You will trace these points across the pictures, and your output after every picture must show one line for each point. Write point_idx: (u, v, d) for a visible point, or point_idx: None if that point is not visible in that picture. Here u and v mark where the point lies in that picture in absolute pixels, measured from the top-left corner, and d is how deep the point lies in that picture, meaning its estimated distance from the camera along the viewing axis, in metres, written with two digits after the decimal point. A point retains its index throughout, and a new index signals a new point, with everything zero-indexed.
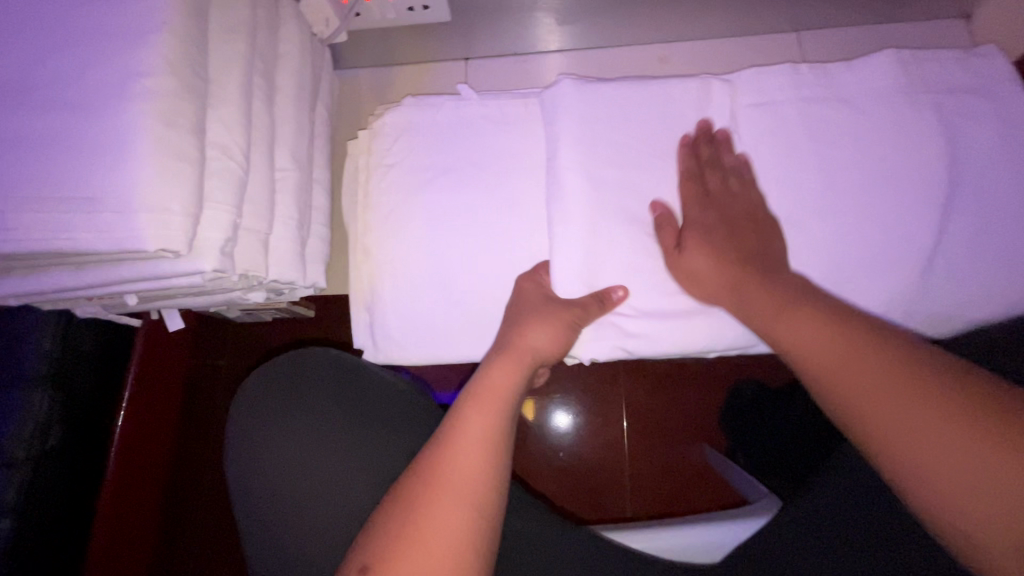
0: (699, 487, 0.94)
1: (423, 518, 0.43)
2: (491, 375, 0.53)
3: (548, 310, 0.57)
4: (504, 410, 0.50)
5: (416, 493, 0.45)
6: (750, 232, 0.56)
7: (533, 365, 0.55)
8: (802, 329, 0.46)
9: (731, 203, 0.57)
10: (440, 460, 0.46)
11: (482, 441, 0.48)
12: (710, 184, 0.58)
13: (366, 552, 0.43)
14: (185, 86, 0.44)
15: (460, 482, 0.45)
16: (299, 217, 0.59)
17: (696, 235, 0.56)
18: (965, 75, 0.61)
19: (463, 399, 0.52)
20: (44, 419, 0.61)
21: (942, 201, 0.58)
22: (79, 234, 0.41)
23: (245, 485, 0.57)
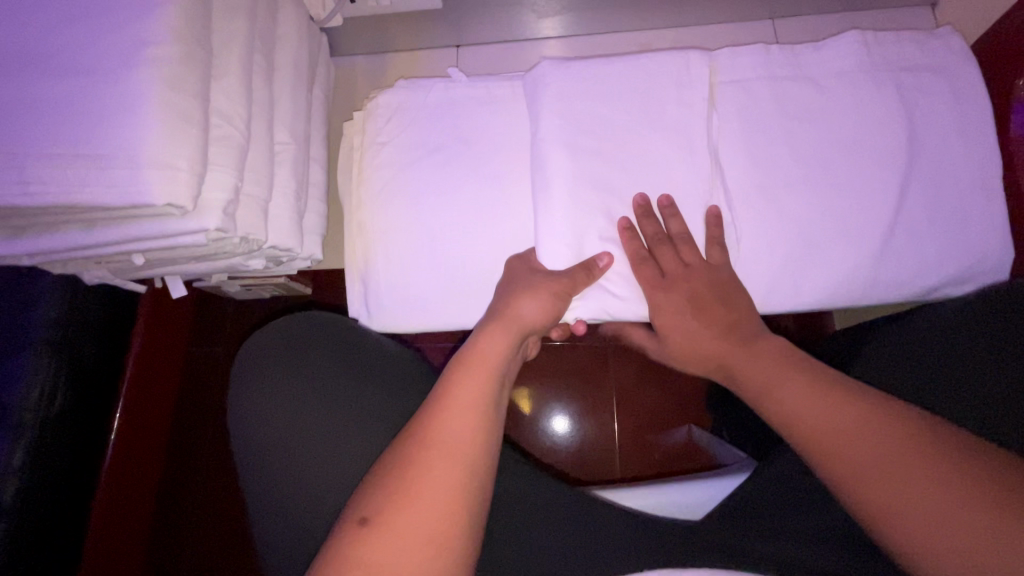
0: (682, 456, 0.98)
1: (419, 471, 0.44)
2: (483, 341, 0.54)
3: (537, 282, 0.58)
4: (496, 375, 0.51)
5: (411, 448, 0.45)
6: (719, 305, 0.57)
7: (524, 334, 0.56)
8: (794, 392, 0.49)
9: (692, 277, 0.59)
10: (434, 419, 0.47)
11: (475, 401, 0.48)
12: (663, 263, 0.60)
13: (364, 505, 0.42)
14: (191, 55, 0.47)
15: (454, 438, 0.45)
16: (296, 188, 0.62)
17: (671, 322, 0.59)
18: (925, 54, 0.65)
19: (455, 364, 0.52)
20: (51, 381, 0.64)
21: (901, 171, 0.61)
22: (92, 189, 0.44)
23: (251, 453, 0.59)
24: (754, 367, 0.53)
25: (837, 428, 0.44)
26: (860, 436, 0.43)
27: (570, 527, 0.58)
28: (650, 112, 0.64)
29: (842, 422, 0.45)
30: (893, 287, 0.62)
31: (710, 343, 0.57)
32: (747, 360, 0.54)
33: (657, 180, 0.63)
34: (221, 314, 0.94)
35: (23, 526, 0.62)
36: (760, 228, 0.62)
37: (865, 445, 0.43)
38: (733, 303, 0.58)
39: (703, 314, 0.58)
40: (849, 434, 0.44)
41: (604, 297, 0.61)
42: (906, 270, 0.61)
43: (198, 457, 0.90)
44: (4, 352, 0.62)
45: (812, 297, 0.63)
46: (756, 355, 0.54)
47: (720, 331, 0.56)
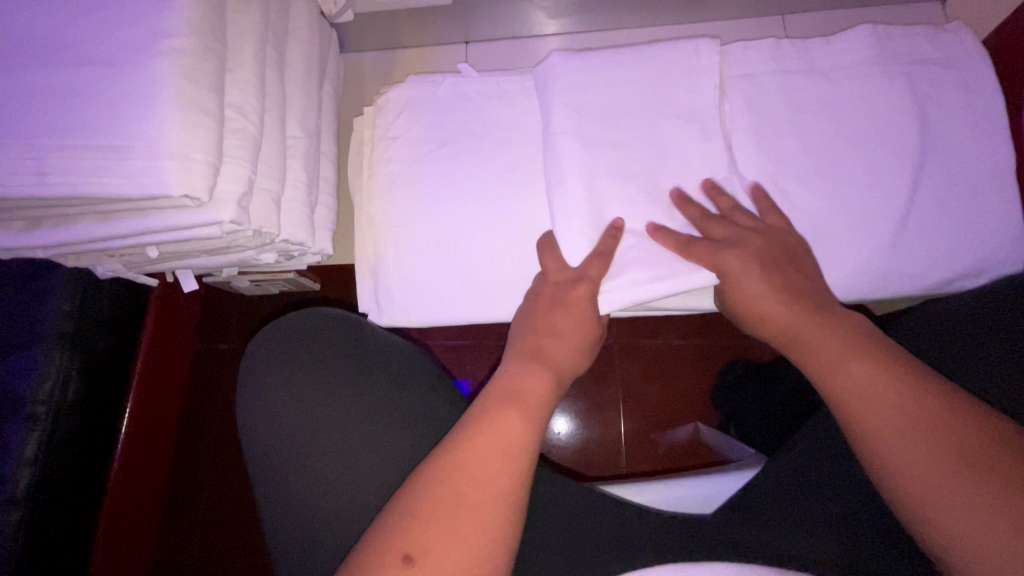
0: (688, 453, 0.98)
1: (464, 507, 0.44)
2: (525, 375, 0.54)
3: (569, 312, 0.59)
4: (535, 413, 0.51)
5: (456, 483, 0.45)
6: (782, 266, 0.56)
7: (562, 377, 0.56)
8: (859, 377, 0.46)
9: (750, 238, 0.57)
10: (473, 458, 0.46)
11: (515, 443, 0.48)
12: (717, 232, 0.59)
13: (408, 539, 0.42)
14: (206, 46, 0.47)
15: (498, 477, 0.45)
16: (308, 182, 0.62)
17: (738, 269, 0.55)
18: (935, 48, 0.65)
19: (495, 393, 0.52)
20: (64, 373, 0.65)
21: (912, 164, 0.62)
22: (109, 179, 0.44)
23: (264, 453, 0.58)
24: (814, 344, 0.50)
25: (881, 428, 0.44)
26: (917, 438, 0.43)
27: (580, 520, 0.57)
28: (663, 104, 0.64)
29: (899, 421, 0.44)
30: (906, 280, 0.62)
31: (772, 312, 0.53)
32: (805, 336, 0.51)
33: (670, 172, 0.63)
34: (230, 310, 0.94)
35: (35, 519, 0.62)
36: None
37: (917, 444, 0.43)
38: (794, 267, 0.56)
39: (769, 274, 0.55)
40: (913, 439, 0.43)
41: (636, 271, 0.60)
42: (919, 262, 0.61)
43: (206, 452, 0.91)
44: (18, 343, 0.63)
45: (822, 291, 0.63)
46: (820, 324, 0.51)
47: (785, 297, 0.53)
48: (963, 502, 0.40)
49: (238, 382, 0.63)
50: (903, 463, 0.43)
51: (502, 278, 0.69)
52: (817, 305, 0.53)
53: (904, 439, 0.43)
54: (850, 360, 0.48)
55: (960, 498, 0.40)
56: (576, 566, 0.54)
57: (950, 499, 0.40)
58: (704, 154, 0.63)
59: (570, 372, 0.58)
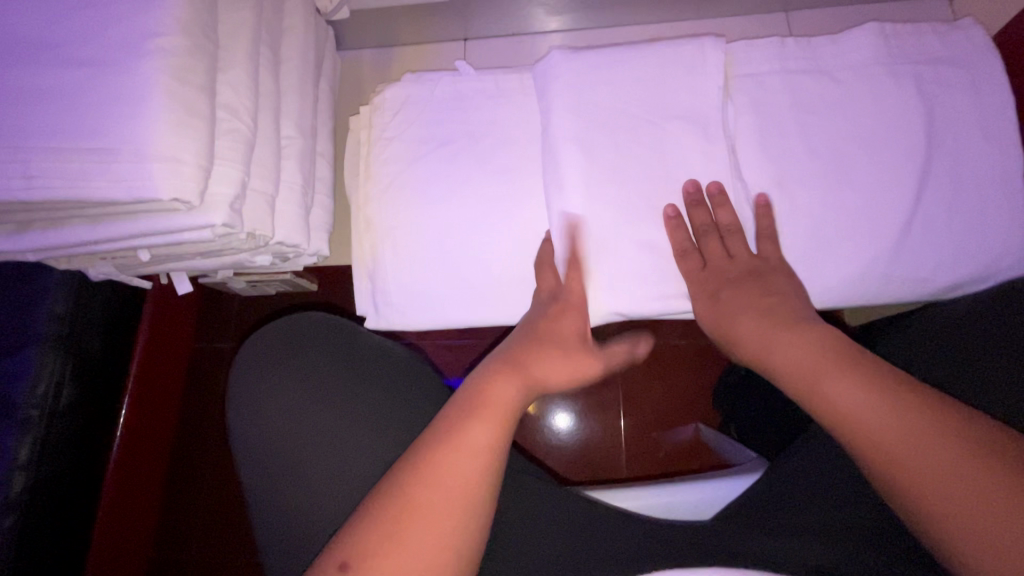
0: (688, 456, 0.97)
1: (410, 522, 0.41)
2: (500, 377, 0.51)
3: (575, 351, 0.56)
4: (504, 419, 0.47)
5: (403, 497, 0.42)
6: (762, 292, 0.56)
7: (538, 390, 0.53)
8: (851, 393, 0.43)
9: (732, 267, 0.59)
10: (432, 463, 0.44)
11: (479, 450, 0.45)
12: (708, 254, 0.60)
13: (348, 548, 0.40)
14: (196, 46, 0.46)
15: (453, 494, 0.42)
16: (303, 183, 0.61)
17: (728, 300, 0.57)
18: (944, 47, 0.64)
19: (462, 400, 0.48)
20: (57, 377, 0.64)
21: (919, 166, 0.61)
22: (96, 182, 0.43)
23: (254, 464, 0.58)
24: (796, 351, 0.48)
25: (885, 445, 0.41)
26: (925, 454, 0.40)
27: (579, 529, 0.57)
28: (665, 103, 0.63)
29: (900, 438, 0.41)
30: (911, 283, 0.61)
31: (751, 330, 0.53)
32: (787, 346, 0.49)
33: (672, 173, 0.62)
34: (227, 310, 0.94)
35: (29, 522, 0.62)
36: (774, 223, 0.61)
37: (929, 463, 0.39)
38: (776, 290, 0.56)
39: (749, 299, 0.56)
40: (915, 444, 0.40)
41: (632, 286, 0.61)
42: (925, 265, 0.60)
43: (203, 453, 0.90)
44: (12, 346, 0.62)
45: (825, 294, 0.62)
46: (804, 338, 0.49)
47: (765, 317, 0.53)
48: (969, 489, 0.38)
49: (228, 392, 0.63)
50: (903, 472, 0.40)
51: (501, 280, 0.68)
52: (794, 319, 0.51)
53: (907, 444, 0.40)
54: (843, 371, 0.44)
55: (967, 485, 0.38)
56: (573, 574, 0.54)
57: (961, 486, 0.38)
58: (707, 154, 0.62)
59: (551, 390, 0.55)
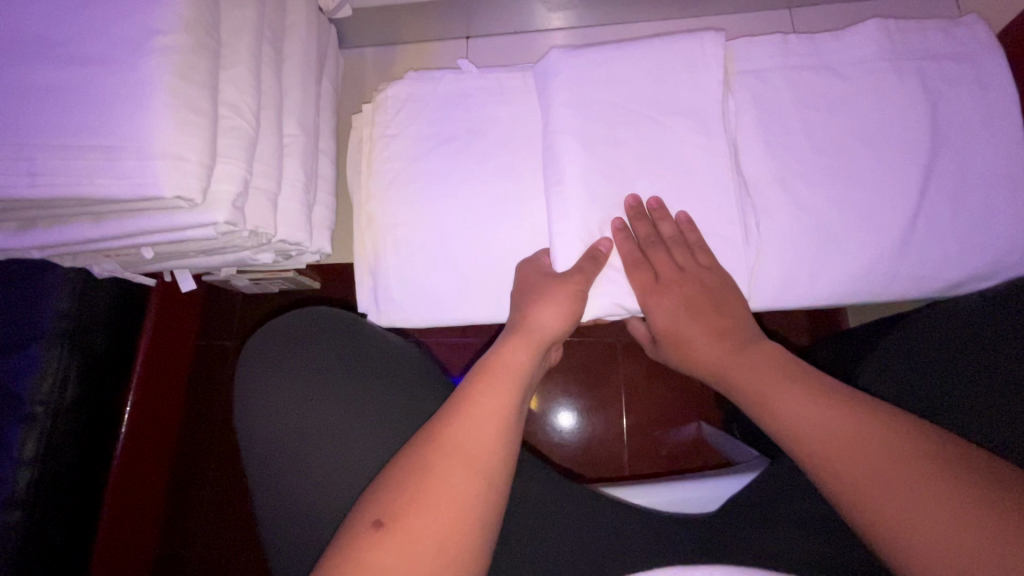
0: (691, 454, 0.97)
1: (436, 474, 0.45)
2: (505, 352, 0.56)
3: (558, 283, 0.58)
4: (515, 386, 0.53)
5: (428, 453, 0.46)
6: (710, 311, 0.57)
7: (543, 346, 0.58)
8: (799, 416, 0.46)
9: (682, 279, 0.59)
10: (457, 426, 0.48)
11: (497, 412, 0.50)
12: (657, 266, 0.60)
13: (381, 507, 0.44)
14: (200, 44, 0.46)
15: (474, 447, 0.47)
16: (306, 181, 0.61)
17: (673, 320, 0.58)
18: (947, 42, 0.64)
19: (475, 372, 0.54)
20: (62, 373, 0.64)
21: (924, 163, 0.60)
22: (99, 180, 0.43)
23: (260, 447, 0.58)
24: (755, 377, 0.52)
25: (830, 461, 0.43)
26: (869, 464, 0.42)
27: (583, 526, 0.56)
28: (666, 100, 0.62)
29: (846, 451, 0.43)
30: (915, 281, 0.61)
31: (704, 351, 0.57)
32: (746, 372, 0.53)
33: (674, 170, 0.62)
34: (231, 307, 0.94)
35: (36, 516, 0.62)
36: (776, 220, 0.61)
37: (870, 475, 0.42)
38: (724, 304, 0.58)
39: (699, 321, 0.57)
40: (865, 460, 0.42)
41: (621, 289, 0.61)
42: (929, 262, 0.60)
43: (208, 449, 0.91)
44: (18, 342, 0.63)
45: (828, 292, 0.61)
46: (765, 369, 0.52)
47: (716, 338, 0.56)
48: (916, 496, 0.40)
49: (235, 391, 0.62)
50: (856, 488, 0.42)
51: (502, 278, 0.68)
52: (743, 345, 0.55)
53: (856, 459, 0.43)
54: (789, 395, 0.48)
55: (910, 493, 0.40)
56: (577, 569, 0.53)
57: (904, 495, 0.40)
58: (709, 151, 0.62)
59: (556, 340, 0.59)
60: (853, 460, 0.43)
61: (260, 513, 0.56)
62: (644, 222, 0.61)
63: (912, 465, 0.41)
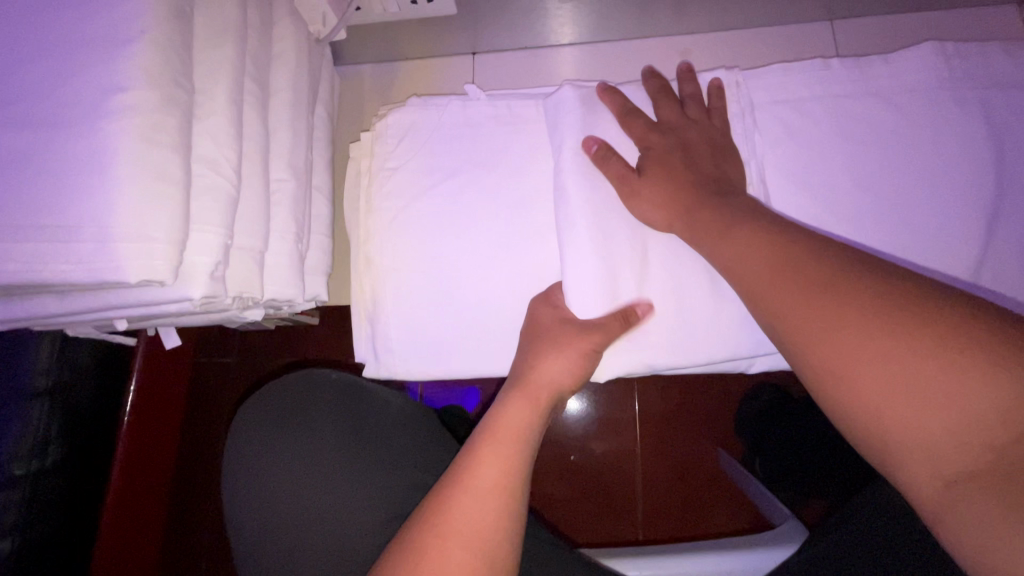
0: (714, 497, 0.90)
1: (429, 563, 0.38)
2: (507, 410, 0.49)
3: (575, 335, 0.52)
4: (519, 452, 0.46)
5: (418, 537, 0.40)
6: (706, 158, 0.53)
7: (551, 401, 0.51)
8: (741, 250, 0.44)
9: (686, 126, 0.55)
10: (450, 503, 0.41)
11: (496, 484, 0.43)
12: (661, 112, 0.56)
13: None
14: (168, 98, 0.40)
15: (473, 526, 0.40)
16: (297, 230, 0.56)
17: (657, 158, 0.53)
18: (1014, 69, 0.56)
19: (475, 435, 0.47)
20: (41, 437, 0.60)
21: (987, 209, 0.54)
22: (55, 265, 0.38)
23: (245, 531, 0.52)
24: (835, 342, 0.36)
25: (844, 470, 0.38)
26: (799, 283, 0.39)
27: None
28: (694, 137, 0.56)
29: (774, 276, 0.41)
30: None
31: (665, 188, 0.51)
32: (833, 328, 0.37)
33: None
34: (223, 341, 0.88)
35: None
36: None
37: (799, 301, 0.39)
38: (723, 164, 0.53)
39: (689, 165, 0.52)
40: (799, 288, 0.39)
41: (640, 353, 0.55)
42: None
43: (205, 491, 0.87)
44: None
45: None
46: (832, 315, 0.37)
47: (691, 179, 0.51)
48: (842, 329, 0.36)
49: (225, 459, 0.57)
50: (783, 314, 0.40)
51: (512, 330, 0.63)
52: (722, 190, 0.50)
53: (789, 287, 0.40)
54: (735, 229, 0.45)
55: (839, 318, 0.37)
56: None
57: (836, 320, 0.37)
58: None
59: (564, 393, 0.53)
60: (778, 284, 0.40)
61: None
62: (660, 78, 0.58)
63: (858, 302, 0.36)
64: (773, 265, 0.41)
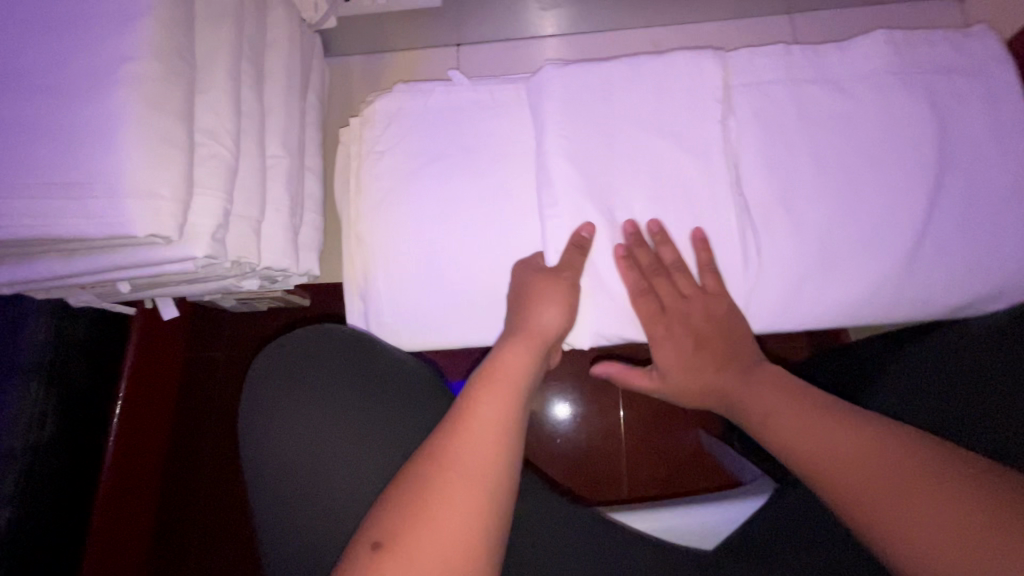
0: (693, 469, 0.93)
1: (435, 493, 0.42)
2: (505, 354, 0.52)
3: (561, 283, 0.56)
4: (516, 393, 0.49)
5: (423, 470, 0.44)
6: (718, 340, 0.56)
7: (546, 343, 0.54)
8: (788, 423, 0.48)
9: (689, 311, 0.56)
10: (452, 441, 0.45)
11: (494, 423, 0.46)
12: (662, 297, 0.57)
13: (377, 529, 0.41)
14: (171, 71, 0.43)
15: (474, 461, 0.44)
16: (291, 204, 0.59)
17: (671, 359, 0.57)
18: (956, 55, 0.60)
19: (473, 380, 0.50)
20: (41, 407, 0.62)
21: (931, 183, 0.57)
22: (66, 220, 0.41)
23: (258, 466, 0.55)
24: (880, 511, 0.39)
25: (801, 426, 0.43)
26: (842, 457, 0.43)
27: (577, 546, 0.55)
28: (662, 114, 0.60)
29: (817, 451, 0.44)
30: (926, 303, 0.58)
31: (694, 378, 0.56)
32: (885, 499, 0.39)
33: (672, 191, 0.59)
34: (217, 327, 0.91)
35: (19, 554, 0.60)
36: (781, 244, 0.58)
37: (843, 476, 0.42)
38: (732, 335, 0.56)
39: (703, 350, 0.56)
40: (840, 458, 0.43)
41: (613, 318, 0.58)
42: (940, 284, 0.57)
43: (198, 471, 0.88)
44: None
45: (836, 313, 0.58)
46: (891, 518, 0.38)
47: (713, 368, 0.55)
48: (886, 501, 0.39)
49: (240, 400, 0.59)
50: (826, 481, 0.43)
51: (497, 300, 0.66)
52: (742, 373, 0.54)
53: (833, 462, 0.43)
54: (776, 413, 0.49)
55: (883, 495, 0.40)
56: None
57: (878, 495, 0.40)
58: (709, 170, 0.59)
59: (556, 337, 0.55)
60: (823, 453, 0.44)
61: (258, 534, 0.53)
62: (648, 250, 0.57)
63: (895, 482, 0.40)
64: (819, 440, 0.45)
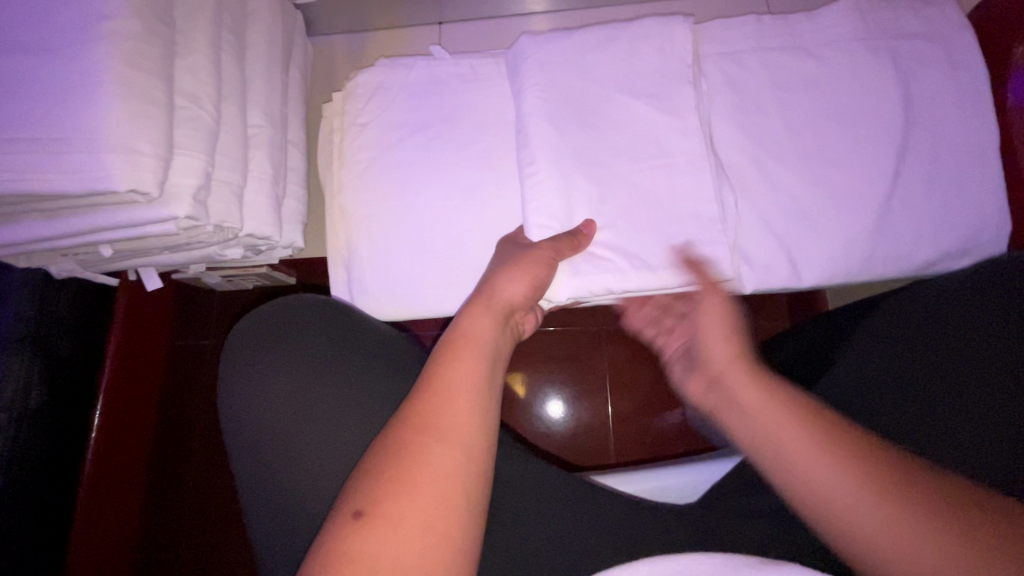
0: (675, 442, 0.95)
1: (411, 457, 0.41)
2: (471, 320, 0.51)
3: (524, 256, 0.56)
4: (484, 356, 0.49)
5: (398, 436, 0.43)
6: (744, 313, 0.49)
7: (508, 311, 0.54)
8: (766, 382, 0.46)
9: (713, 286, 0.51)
10: (424, 406, 0.44)
11: (466, 385, 0.46)
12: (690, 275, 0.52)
13: (357, 497, 0.40)
14: (150, 29, 0.44)
15: (448, 423, 0.43)
16: (273, 172, 0.59)
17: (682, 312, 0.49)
18: (919, 22, 0.62)
19: (438, 348, 0.50)
20: (26, 378, 0.62)
21: (897, 144, 0.59)
22: (48, 175, 0.42)
23: (240, 445, 0.55)
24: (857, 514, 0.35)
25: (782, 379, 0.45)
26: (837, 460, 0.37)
27: (553, 505, 0.55)
28: (637, 81, 0.61)
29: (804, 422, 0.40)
30: (894, 261, 0.59)
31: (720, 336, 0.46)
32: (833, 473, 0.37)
33: (647, 155, 0.60)
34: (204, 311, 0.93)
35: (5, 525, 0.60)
36: (754, 203, 0.60)
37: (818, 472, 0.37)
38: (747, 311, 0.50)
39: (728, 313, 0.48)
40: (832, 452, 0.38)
41: (605, 272, 0.58)
42: (906, 242, 0.59)
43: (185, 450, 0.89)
44: None
45: (808, 273, 0.60)
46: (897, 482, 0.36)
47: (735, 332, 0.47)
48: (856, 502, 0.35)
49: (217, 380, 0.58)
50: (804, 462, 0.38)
51: (480, 267, 0.66)
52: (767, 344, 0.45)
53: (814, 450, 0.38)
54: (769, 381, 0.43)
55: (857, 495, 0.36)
56: (554, 546, 0.53)
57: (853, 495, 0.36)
58: (684, 134, 0.60)
59: (523, 308, 0.56)
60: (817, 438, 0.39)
61: (244, 508, 0.54)
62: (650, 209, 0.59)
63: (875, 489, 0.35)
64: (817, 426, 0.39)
